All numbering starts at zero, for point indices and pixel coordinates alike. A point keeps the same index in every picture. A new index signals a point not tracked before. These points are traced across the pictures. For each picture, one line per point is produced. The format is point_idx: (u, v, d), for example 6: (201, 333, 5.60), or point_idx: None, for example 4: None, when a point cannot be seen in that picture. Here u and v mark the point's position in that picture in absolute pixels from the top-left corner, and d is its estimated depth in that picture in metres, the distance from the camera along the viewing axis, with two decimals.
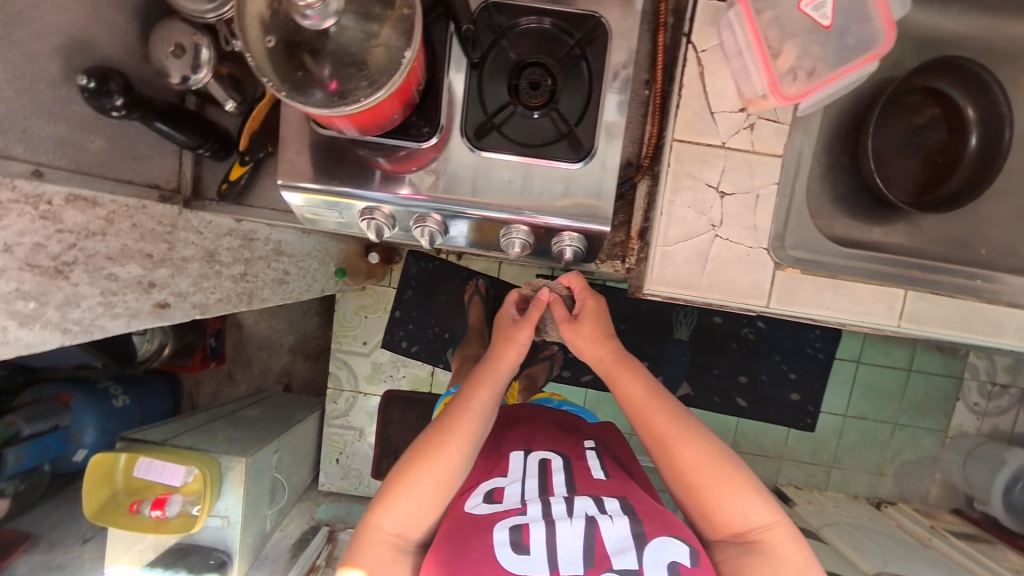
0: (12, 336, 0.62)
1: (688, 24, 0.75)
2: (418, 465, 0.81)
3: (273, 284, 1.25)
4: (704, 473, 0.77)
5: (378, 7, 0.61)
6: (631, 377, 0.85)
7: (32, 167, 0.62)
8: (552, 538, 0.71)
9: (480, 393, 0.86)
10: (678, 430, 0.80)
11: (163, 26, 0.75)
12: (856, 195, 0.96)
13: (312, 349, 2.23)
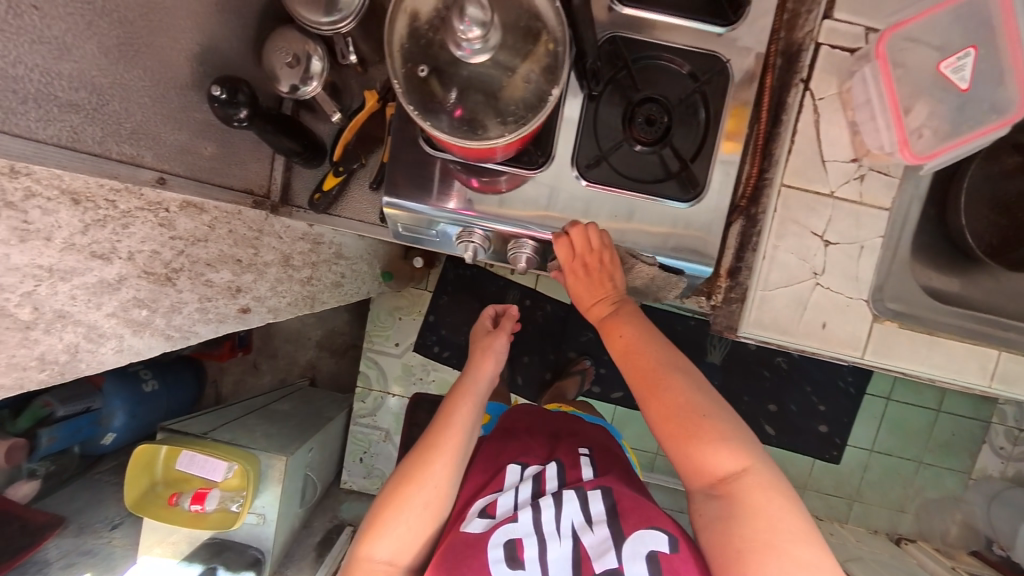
0: (127, 344, 0.66)
1: (807, 69, 0.76)
2: (404, 488, 0.80)
3: (331, 287, 1.23)
4: (688, 417, 0.66)
5: (523, 39, 0.60)
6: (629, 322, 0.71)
7: (157, 174, 0.61)
8: (545, 554, 0.73)
9: (461, 407, 0.86)
10: (669, 372, 0.68)
11: (278, 35, 0.74)
12: (939, 247, 0.95)
13: (339, 344, 2.07)
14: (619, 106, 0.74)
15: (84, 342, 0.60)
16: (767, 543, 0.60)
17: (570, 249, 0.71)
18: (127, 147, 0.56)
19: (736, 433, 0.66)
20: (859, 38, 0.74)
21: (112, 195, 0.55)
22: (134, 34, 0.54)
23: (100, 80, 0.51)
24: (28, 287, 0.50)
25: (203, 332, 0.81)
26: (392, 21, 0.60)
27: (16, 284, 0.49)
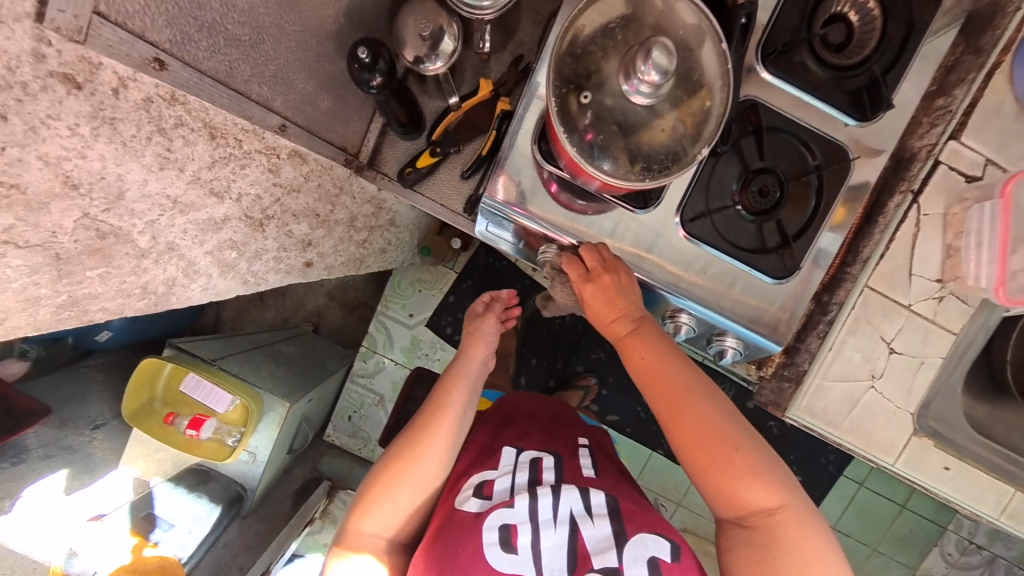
0: (212, 282, 0.67)
1: (921, 182, 0.77)
2: (399, 464, 0.81)
3: (377, 253, 1.20)
4: (714, 447, 0.66)
5: (681, 90, 0.60)
6: (645, 348, 0.70)
7: (281, 121, 0.58)
8: (540, 541, 0.71)
9: (454, 390, 0.86)
10: (697, 402, 0.68)
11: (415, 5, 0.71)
12: (977, 371, 0.97)
13: (349, 299, 2.00)
14: (736, 169, 0.74)
15: (180, 276, 0.62)
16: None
17: (582, 271, 0.71)
18: (265, 89, 0.54)
19: (766, 464, 0.65)
20: (978, 165, 0.77)
21: (241, 136, 0.53)
22: None
23: (263, 19, 0.50)
24: (152, 215, 0.51)
25: (272, 280, 0.79)
26: (559, 37, 0.59)
27: (144, 212, 0.50)
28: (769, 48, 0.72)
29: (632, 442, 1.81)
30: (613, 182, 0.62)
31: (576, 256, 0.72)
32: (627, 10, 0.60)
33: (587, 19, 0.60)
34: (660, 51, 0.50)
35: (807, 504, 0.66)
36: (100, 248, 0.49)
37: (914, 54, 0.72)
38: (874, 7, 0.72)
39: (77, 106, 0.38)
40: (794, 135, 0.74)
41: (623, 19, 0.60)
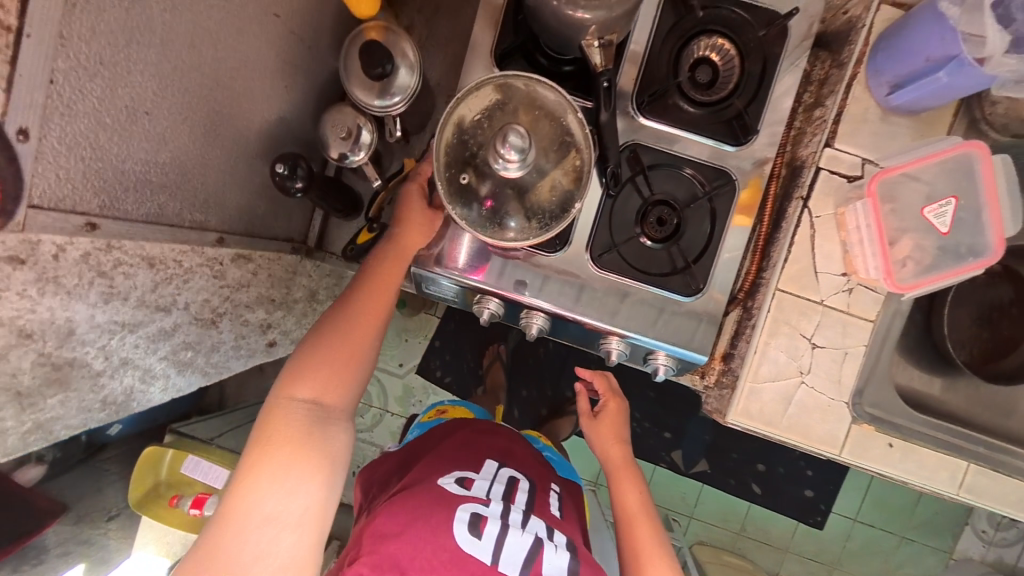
0: (171, 381, 0.74)
1: (807, 189, 0.84)
2: (313, 376, 0.70)
3: None
4: None
5: (556, 149, 0.70)
6: (633, 487, 0.89)
7: (217, 235, 0.68)
8: (503, 538, 0.75)
9: (390, 260, 0.78)
10: (662, 558, 0.82)
11: (334, 110, 0.84)
12: (922, 348, 1.01)
13: None
14: (635, 204, 0.82)
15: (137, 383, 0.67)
16: None
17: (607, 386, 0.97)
18: (197, 215, 0.64)
19: None
20: (856, 166, 0.83)
21: (178, 255, 0.62)
22: (217, 120, 0.64)
23: (186, 163, 0.60)
24: (103, 340, 0.57)
25: (235, 365, 0.86)
26: (439, 134, 0.69)
27: (95, 339, 0.56)
28: (642, 97, 0.82)
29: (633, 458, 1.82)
30: (507, 242, 0.71)
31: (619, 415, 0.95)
32: (498, 96, 0.69)
33: (466, 108, 0.70)
34: (515, 136, 0.62)
35: None
36: (59, 378, 0.55)
37: (774, 79, 0.80)
38: (730, 47, 0.81)
39: (24, 276, 0.44)
40: (680, 167, 0.83)
41: (495, 104, 0.69)
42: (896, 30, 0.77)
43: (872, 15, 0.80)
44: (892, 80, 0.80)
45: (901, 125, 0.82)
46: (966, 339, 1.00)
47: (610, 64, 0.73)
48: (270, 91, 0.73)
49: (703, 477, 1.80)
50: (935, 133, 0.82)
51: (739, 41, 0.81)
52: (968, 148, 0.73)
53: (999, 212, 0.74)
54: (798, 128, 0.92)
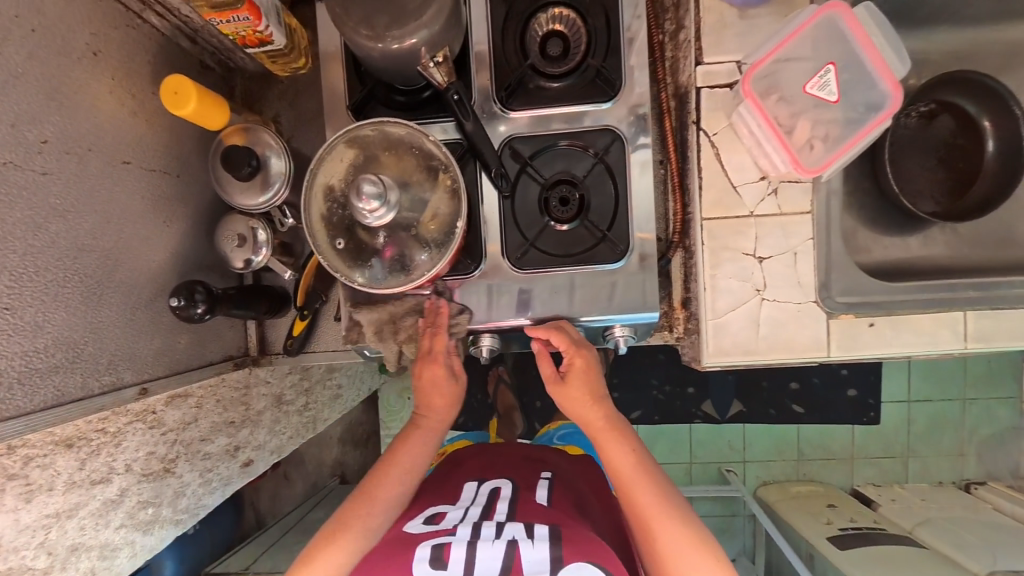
0: (140, 544, 0.73)
1: (695, 113, 0.79)
2: (387, 474, 0.80)
3: (330, 401, 1.24)
4: (678, 556, 0.70)
5: (421, 174, 0.69)
6: (621, 446, 0.78)
7: (138, 386, 0.67)
8: (472, 556, 0.65)
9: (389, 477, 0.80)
10: (670, 512, 0.73)
11: (225, 220, 0.83)
12: (887, 214, 0.98)
13: (361, 435, 1.97)
14: (535, 192, 0.81)
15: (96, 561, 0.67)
16: None
17: (564, 337, 0.76)
18: (106, 377, 0.63)
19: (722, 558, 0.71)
20: (734, 71, 0.77)
21: (101, 424, 0.61)
22: (98, 284, 0.63)
23: (75, 336, 0.60)
24: (39, 538, 0.58)
25: (211, 500, 0.85)
26: (307, 209, 0.68)
27: (28, 540, 0.56)
28: (501, 92, 0.79)
29: (669, 425, 1.77)
30: (417, 283, 0.70)
31: (586, 364, 0.78)
32: (353, 151, 0.69)
33: (327, 174, 0.68)
34: (369, 183, 0.59)
35: None
36: None
37: (631, 20, 0.77)
38: (570, 13, 0.79)
39: None
40: (563, 142, 0.80)
41: (350, 162, 0.69)
42: None
43: None
44: None
45: (766, 15, 0.75)
46: (923, 190, 0.95)
47: (452, 78, 0.71)
48: (149, 227, 0.73)
49: (743, 419, 1.75)
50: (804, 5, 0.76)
51: (576, 4, 0.79)
52: (826, 10, 0.68)
53: (877, 50, 0.68)
54: (671, 58, 0.89)
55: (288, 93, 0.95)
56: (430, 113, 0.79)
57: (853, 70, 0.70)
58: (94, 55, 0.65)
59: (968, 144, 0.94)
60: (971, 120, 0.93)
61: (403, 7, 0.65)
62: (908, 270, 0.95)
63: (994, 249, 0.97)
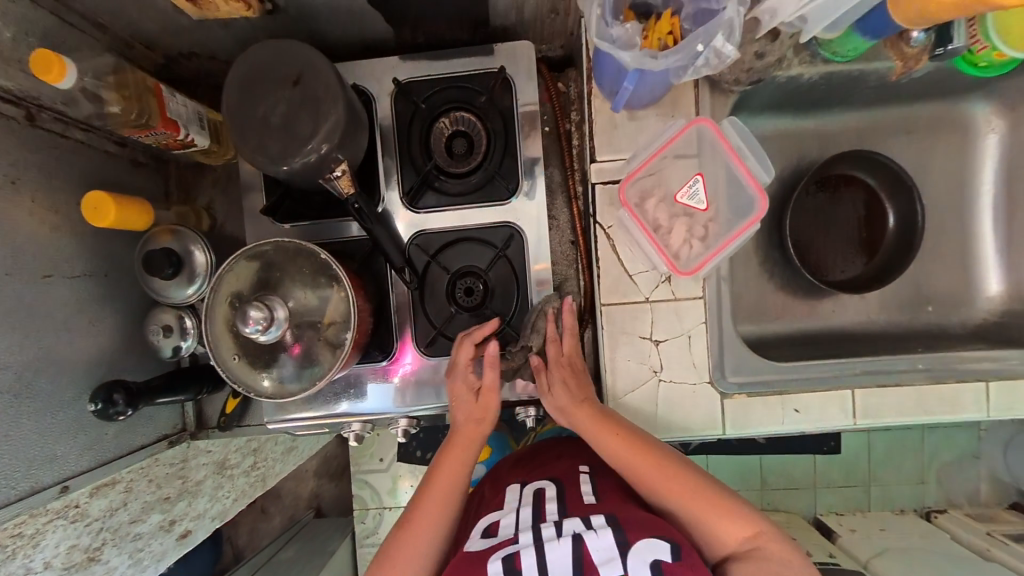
0: None
1: (592, 208, 0.81)
2: (427, 503, 0.73)
3: (284, 454, 1.22)
4: (727, 531, 0.66)
5: (325, 276, 0.73)
6: (654, 458, 0.71)
7: (59, 485, 0.72)
8: (542, 562, 0.60)
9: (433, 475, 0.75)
10: (709, 496, 0.69)
11: (156, 310, 0.88)
12: (794, 280, 0.98)
13: (335, 468, 1.92)
14: (443, 283, 0.83)
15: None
16: None
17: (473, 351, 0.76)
18: (23, 485, 0.67)
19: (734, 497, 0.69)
20: (622, 168, 0.79)
21: (17, 529, 0.65)
22: (16, 395, 0.68)
23: None
24: None
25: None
26: (210, 321, 0.71)
27: None
28: (405, 189, 0.83)
29: None
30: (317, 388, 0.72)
31: (575, 374, 0.79)
32: (257, 263, 0.73)
33: (233, 284, 0.72)
34: (257, 307, 0.64)
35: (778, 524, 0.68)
36: None
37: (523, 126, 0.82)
38: (467, 115, 0.83)
39: None
40: (467, 237, 0.83)
41: (256, 273, 0.73)
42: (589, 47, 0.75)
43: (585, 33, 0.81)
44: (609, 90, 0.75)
45: (651, 116, 0.79)
46: (828, 257, 0.98)
47: (353, 189, 0.74)
48: (72, 332, 0.78)
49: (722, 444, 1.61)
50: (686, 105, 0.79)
51: (473, 107, 0.83)
52: (693, 124, 0.73)
53: (743, 161, 0.72)
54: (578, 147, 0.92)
55: (222, 180, 1.02)
56: (337, 212, 0.83)
57: (721, 178, 0.74)
58: (14, 183, 0.71)
59: (874, 214, 0.98)
60: (870, 191, 0.97)
61: (294, 132, 0.68)
62: (830, 334, 0.96)
63: (910, 311, 0.96)
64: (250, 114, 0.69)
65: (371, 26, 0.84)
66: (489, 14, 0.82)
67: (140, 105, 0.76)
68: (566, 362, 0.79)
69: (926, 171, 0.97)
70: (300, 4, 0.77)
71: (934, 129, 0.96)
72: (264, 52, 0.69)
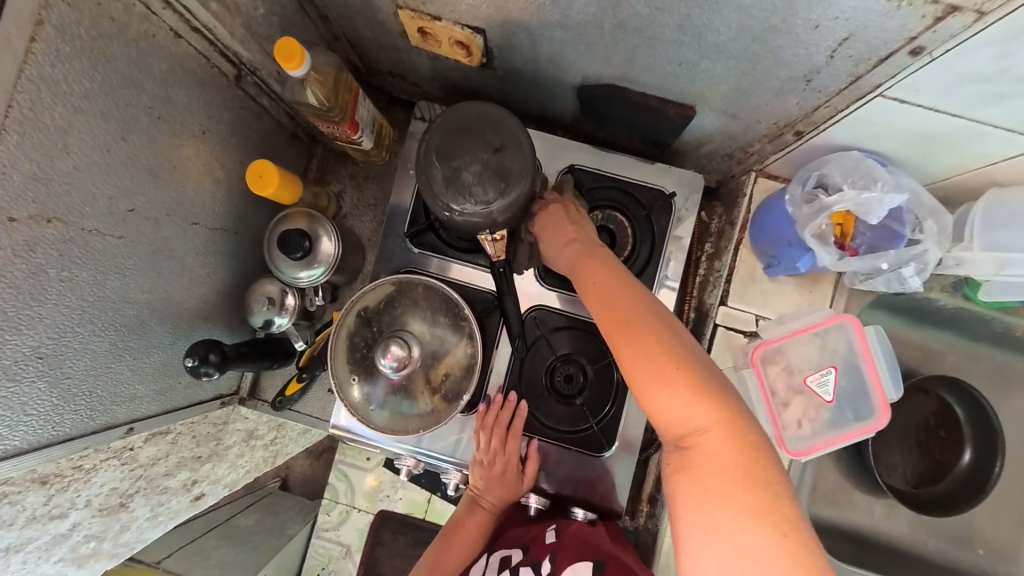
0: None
1: (709, 343, 0.85)
2: (453, 544, 0.82)
3: (298, 436, 1.21)
4: (655, 373, 0.54)
5: (447, 318, 0.75)
6: (594, 267, 0.65)
7: (126, 426, 0.72)
8: None
9: (464, 513, 0.84)
10: (653, 334, 0.56)
11: (263, 281, 0.89)
12: (861, 474, 0.99)
13: (317, 446, 1.72)
14: (545, 361, 0.85)
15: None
16: (740, 493, 0.49)
17: (496, 408, 0.81)
18: (101, 419, 0.67)
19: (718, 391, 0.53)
20: (750, 322, 0.84)
21: (79, 461, 0.66)
22: (131, 330, 0.68)
23: (88, 381, 0.64)
24: None
25: (151, 533, 0.88)
26: (335, 334, 0.73)
27: None
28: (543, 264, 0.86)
29: None
30: (411, 432, 0.74)
31: (560, 201, 0.76)
32: (394, 288, 0.75)
33: (367, 299, 0.74)
34: (397, 344, 0.68)
35: (750, 417, 0.53)
36: None
37: (668, 248, 0.86)
38: (622, 217, 0.86)
39: None
40: (580, 327, 0.85)
41: (390, 298, 0.75)
42: (766, 208, 0.81)
43: (750, 189, 0.87)
44: (768, 254, 0.83)
45: (789, 286, 0.85)
46: (899, 464, 1.00)
47: (503, 253, 0.78)
48: (192, 280, 0.78)
49: None
50: (824, 287, 0.84)
51: (629, 212, 0.86)
52: (840, 318, 0.76)
53: (876, 369, 0.75)
54: (703, 276, 0.95)
55: (358, 175, 1.05)
56: (470, 258, 0.86)
57: (848, 374, 0.77)
58: (202, 133, 0.73)
59: (951, 444, 0.99)
60: (952, 416, 0.99)
61: (479, 192, 0.70)
62: (877, 544, 0.98)
63: (960, 548, 0.99)
64: (443, 160, 0.70)
65: (561, 107, 0.88)
66: (674, 137, 0.85)
67: (338, 101, 0.78)
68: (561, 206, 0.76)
69: (1012, 421, 1.00)
70: (512, 69, 0.80)
71: None
72: (477, 109, 0.71)
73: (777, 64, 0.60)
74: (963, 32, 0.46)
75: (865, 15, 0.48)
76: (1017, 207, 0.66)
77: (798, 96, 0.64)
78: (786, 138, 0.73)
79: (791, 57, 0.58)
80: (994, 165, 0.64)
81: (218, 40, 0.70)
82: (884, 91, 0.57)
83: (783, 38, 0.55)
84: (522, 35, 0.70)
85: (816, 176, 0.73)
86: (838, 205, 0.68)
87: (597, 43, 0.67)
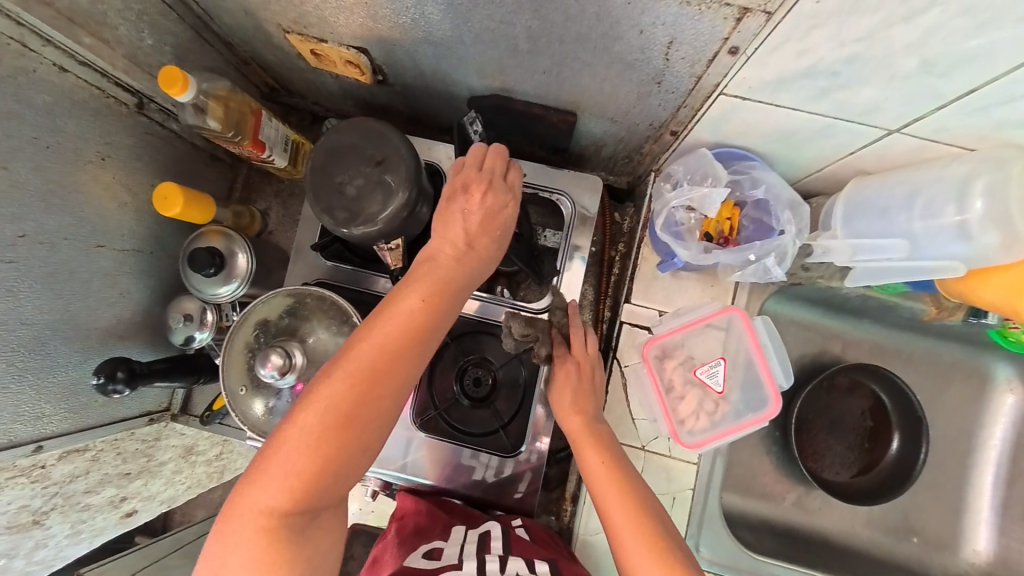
0: None
1: (614, 343, 0.86)
2: (363, 392, 0.54)
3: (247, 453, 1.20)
4: (610, 501, 0.65)
5: (344, 326, 0.76)
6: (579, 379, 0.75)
7: (34, 444, 0.74)
8: None
9: (407, 298, 0.58)
10: (618, 471, 0.67)
11: (182, 297, 0.91)
12: (791, 467, 0.99)
13: None
14: (454, 366, 0.85)
15: None
16: None
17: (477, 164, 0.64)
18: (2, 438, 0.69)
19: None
20: (653, 318, 0.85)
21: None
22: (31, 350, 0.70)
23: None
24: None
25: (75, 547, 0.90)
26: (230, 346, 0.75)
27: None
28: None
29: None
30: None
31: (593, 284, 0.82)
32: (290, 300, 0.77)
33: (262, 312, 0.76)
34: (278, 353, 0.70)
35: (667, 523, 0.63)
36: None
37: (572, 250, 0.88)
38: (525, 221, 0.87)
39: None
40: (488, 331, 0.87)
41: (287, 309, 0.77)
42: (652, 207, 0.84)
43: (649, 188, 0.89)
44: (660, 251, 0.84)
45: (692, 280, 0.85)
46: (828, 455, 0.98)
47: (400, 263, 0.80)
48: (102, 301, 0.81)
49: None
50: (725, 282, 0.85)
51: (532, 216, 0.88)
52: (726, 312, 0.78)
53: (766, 362, 0.77)
54: (618, 275, 0.97)
55: (284, 193, 1.08)
56: (380, 267, 0.89)
57: (740, 365, 0.79)
58: (102, 159, 0.76)
59: (879, 432, 0.99)
60: (881, 406, 0.99)
61: (362, 205, 0.72)
62: (810, 538, 0.97)
63: (894, 538, 0.98)
64: (328, 176, 0.73)
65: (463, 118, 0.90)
66: (572, 142, 0.87)
67: (237, 122, 0.81)
68: (485, 173, 0.64)
69: (940, 407, 1.00)
70: (406, 84, 0.83)
71: (952, 374, 0.99)
72: (360, 127, 0.74)
73: (623, 68, 0.62)
74: (762, 31, 0.48)
75: (675, 19, 0.50)
76: (874, 195, 0.67)
77: (657, 98, 0.66)
78: (666, 138, 0.75)
79: (634, 62, 0.60)
80: (853, 154, 0.65)
81: (109, 71, 0.73)
82: (723, 90, 0.59)
83: (618, 44, 0.57)
84: (402, 53, 0.73)
85: (670, 178, 0.78)
86: (678, 202, 0.75)
87: (465, 56, 0.69)
